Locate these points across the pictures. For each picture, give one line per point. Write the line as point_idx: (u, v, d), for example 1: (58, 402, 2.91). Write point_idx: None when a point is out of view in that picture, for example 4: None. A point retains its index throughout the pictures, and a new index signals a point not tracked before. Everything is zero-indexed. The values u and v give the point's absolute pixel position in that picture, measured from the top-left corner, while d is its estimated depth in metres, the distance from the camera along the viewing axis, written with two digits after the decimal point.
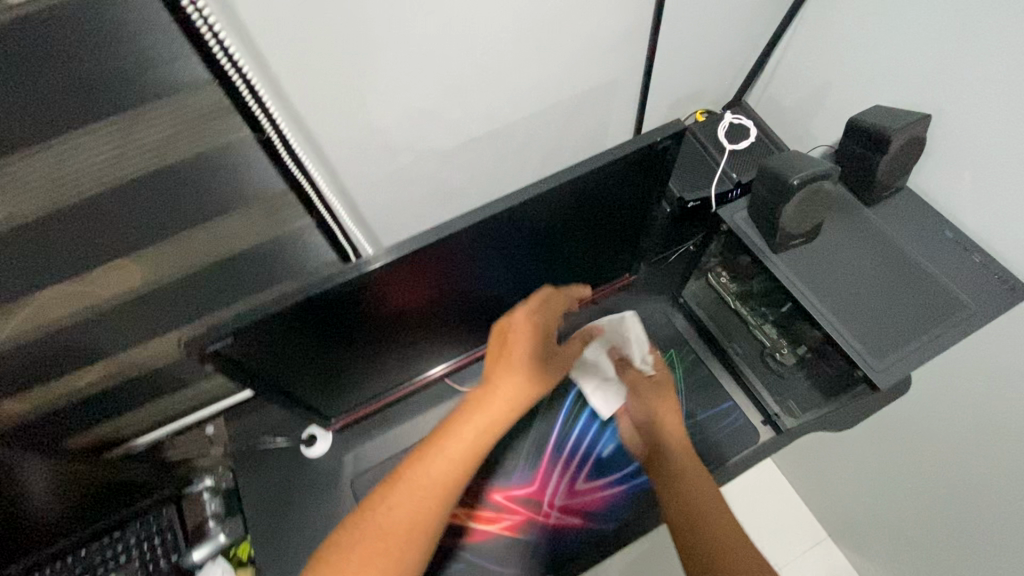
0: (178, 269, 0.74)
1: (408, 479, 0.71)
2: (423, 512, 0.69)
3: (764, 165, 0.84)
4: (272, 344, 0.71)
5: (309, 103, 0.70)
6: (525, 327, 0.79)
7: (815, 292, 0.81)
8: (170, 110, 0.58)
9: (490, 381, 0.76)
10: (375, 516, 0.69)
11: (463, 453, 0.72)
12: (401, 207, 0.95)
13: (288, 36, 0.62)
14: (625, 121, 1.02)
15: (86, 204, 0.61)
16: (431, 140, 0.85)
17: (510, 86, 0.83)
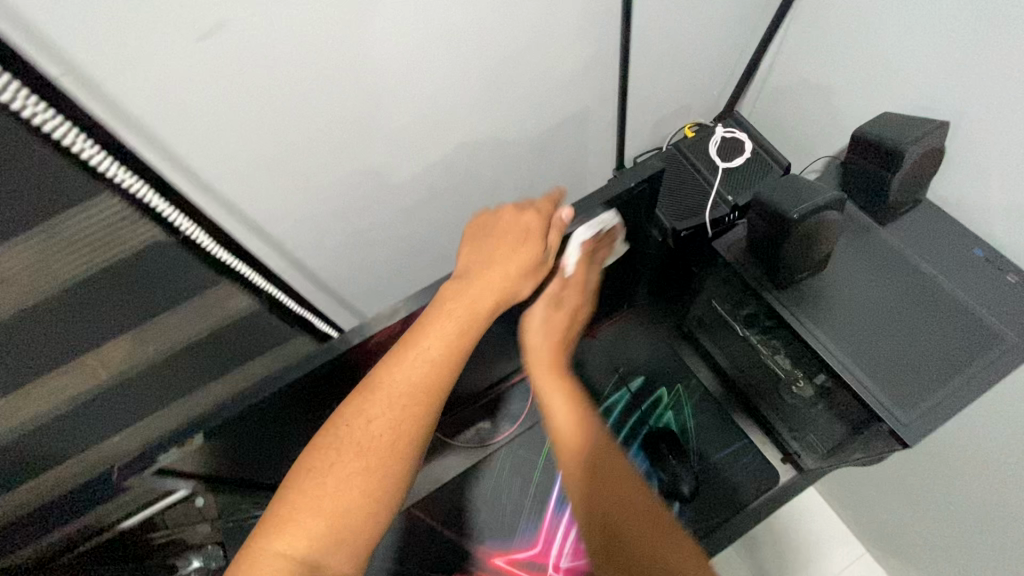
0: (151, 355, 0.74)
1: (379, 392, 0.56)
2: (407, 419, 0.56)
3: (761, 194, 0.73)
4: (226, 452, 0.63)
5: (231, 186, 0.65)
6: (527, 227, 0.64)
7: (823, 333, 0.72)
8: (90, 214, 0.57)
9: (475, 276, 0.62)
10: (344, 433, 0.55)
11: (449, 351, 0.58)
12: (371, 264, 0.88)
13: (191, 124, 0.57)
14: (606, 146, 0.95)
15: (29, 312, 0.60)
16: (390, 194, 0.78)
17: (469, 128, 0.76)
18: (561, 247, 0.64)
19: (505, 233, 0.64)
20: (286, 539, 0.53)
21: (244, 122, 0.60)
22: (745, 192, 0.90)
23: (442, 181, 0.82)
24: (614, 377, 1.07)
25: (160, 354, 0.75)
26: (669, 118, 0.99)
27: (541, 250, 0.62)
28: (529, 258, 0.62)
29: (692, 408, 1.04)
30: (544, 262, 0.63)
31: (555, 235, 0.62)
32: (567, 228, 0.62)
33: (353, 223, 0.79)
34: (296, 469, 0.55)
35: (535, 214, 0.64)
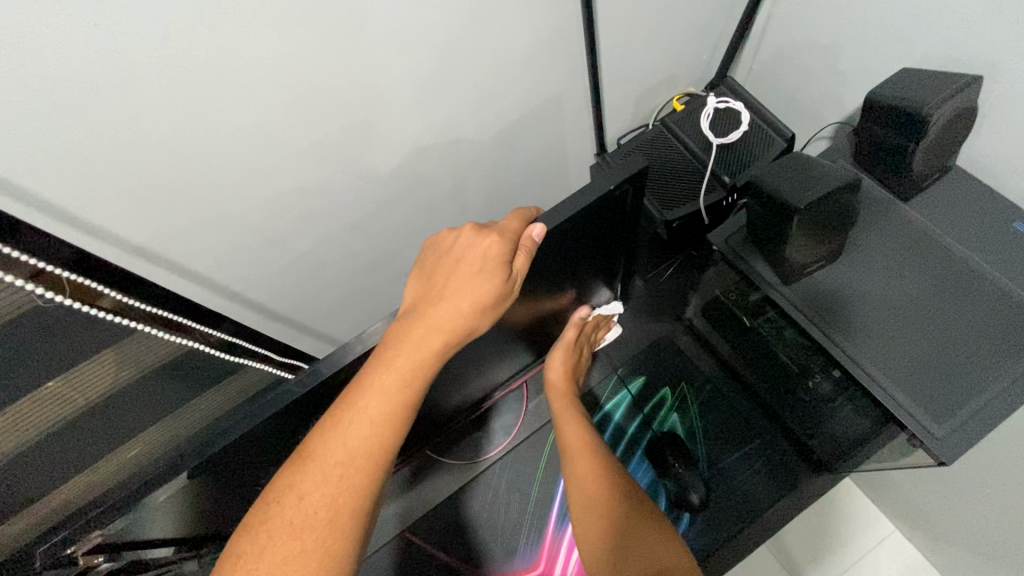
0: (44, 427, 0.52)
1: (321, 458, 0.55)
2: (345, 490, 0.55)
3: (759, 179, 0.63)
4: (190, 508, 0.58)
5: (136, 229, 0.57)
6: (483, 253, 0.57)
7: (839, 332, 0.63)
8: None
9: (424, 318, 0.58)
10: (276, 512, 0.54)
11: (387, 410, 0.56)
12: (331, 282, 0.80)
13: (64, 163, 0.48)
14: (583, 131, 0.86)
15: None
16: (336, 209, 0.69)
17: (417, 126, 0.67)
18: (523, 272, 0.57)
19: (457, 263, 0.59)
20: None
21: (134, 154, 0.51)
22: (744, 170, 0.79)
23: (395, 189, 0.73)
24: (613, 380, 0.98)
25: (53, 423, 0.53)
26: (652, 92, 0.88)
27: (499, 281, 0.56)
28: (478, 297, 0.57)
29: (699, 410, 0.96)
30: (502, 294, 0.58)
31: (522, 256, 0.56)
32: (535, 248, 0.55)
33: (298, 244, 0.70)
34: (227, 556, 0.53)
35: (495, 237, 0.57)
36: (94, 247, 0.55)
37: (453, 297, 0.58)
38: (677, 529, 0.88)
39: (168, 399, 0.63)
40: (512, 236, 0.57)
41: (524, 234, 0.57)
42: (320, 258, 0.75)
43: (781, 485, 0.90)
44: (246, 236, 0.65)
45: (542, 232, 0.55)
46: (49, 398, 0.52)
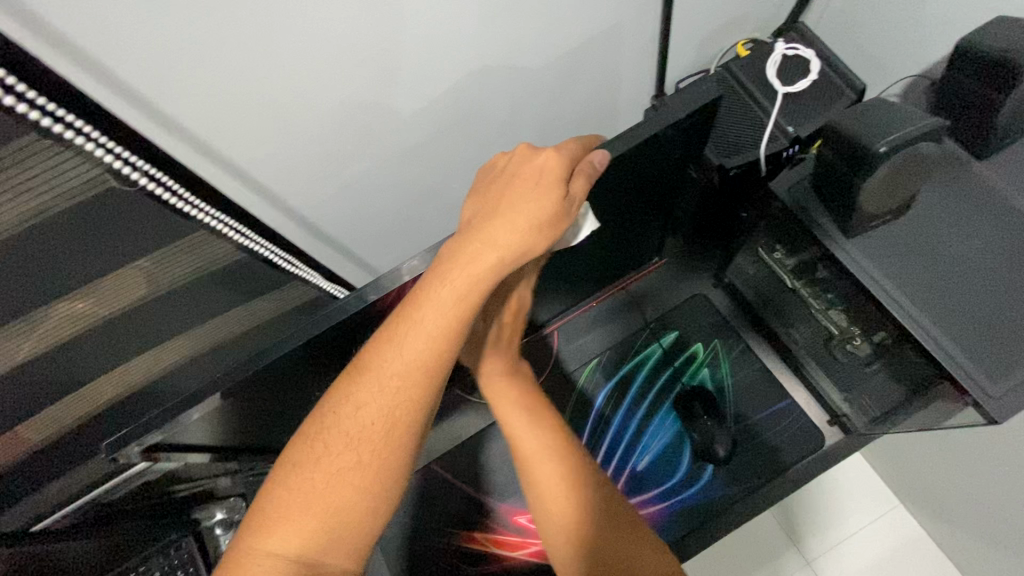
0: (120, 304, 0.58)
1: (377, 370, 0.53)
2: (399, 406, 0.53)
3: (835, 121, 0.61)
4: (240, 415, 0.61)
5: (209, 131, 0.55)
6: (541, 169, 0.55)
7: (901, 288, 0.62)
8: (81, 158, 0.47)
9: (479, 232, 0.54)
10: (333, 423, 0.54)
11: (441, 327, 0.53)
12: (378, 211, 0.79)
13: (139, 43, 0.45)
14: (644, 70, 0.82)
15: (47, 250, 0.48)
16: (393, 133, 0.68)
17: (482, 48, 0.64)
18: (582, 197, 0.55)
19: (515, 178, 0.56)
20: (278, 538, 0.53)
21: (212, 43, 0.48)
22: (809, 122, 0.77)
23: (451, 115, 0.70)
24: (643, 333, 0.99)
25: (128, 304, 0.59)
26: (721, 33, 0.84)
27: (558, 198, 0.54)
28: (534, 215, 0.54)
29: (731, 366, 0.97)
30: (561, 213, 0.54)
31: (580, 180, 0.54)
32: (596, 173, 0.54)
33: (354, 168, 0.70)
34: (286, 462, 0.55)
35: (552, 153, 0.55)
36: (161, 140, 0.54)
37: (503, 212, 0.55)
38: (700, 479, 0.90)
39: (225, 295, 0.68)
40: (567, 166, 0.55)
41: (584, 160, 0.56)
42: (372, 185, 0.74)
43: (807, 445, 0.91)
44: (305, 154, 0.64)
45: (606, 158, 0.55)
46: (118, 284, 0.56)
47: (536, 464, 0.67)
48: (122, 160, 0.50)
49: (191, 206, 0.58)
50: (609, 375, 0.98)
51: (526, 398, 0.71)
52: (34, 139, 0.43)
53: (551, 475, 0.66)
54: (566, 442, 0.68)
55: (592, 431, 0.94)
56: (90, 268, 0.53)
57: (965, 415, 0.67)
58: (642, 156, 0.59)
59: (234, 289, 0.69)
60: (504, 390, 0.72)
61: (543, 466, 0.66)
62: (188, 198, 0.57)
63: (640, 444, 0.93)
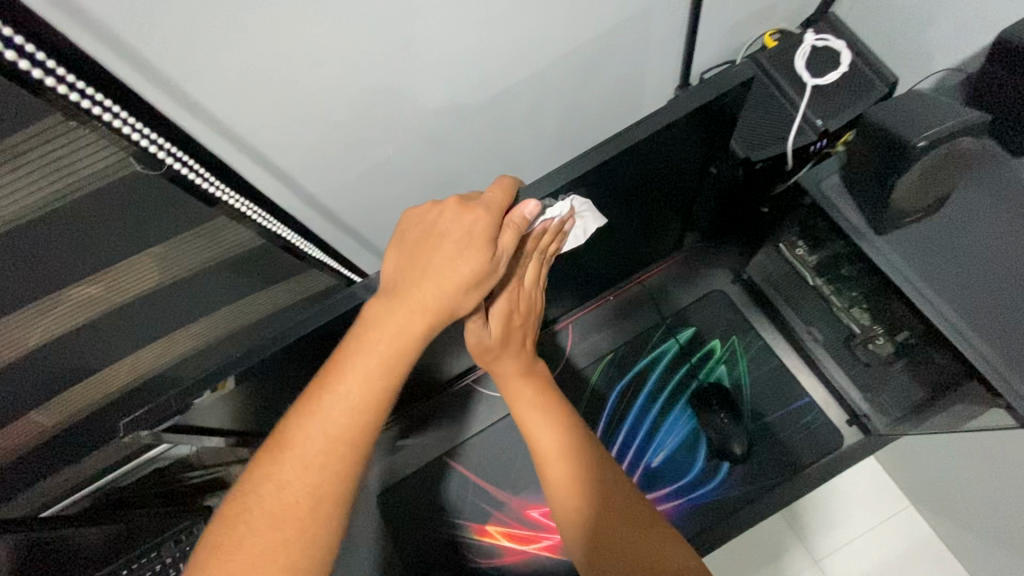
0: (144, 285, 0.59)
1: (298, 447, 0.49)
2: (323, 482, 0.49)
3: (870, 114, 0.60)
4: (251, 399, 0.61)
5: (234, 115, 0.55)
6: (467, 229, 0.51)
7: (934, 287, 0.60)
8: (107, 142, 0.47)
9: (402, 299, 0.51)
10: (250, 507, 0.48)
11: (366, 395, 0.50)
12: (396, 201, 0.79)
13: (164, 23, 0.44)
14: (669, 59, 0.80)
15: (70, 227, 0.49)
16: (416, 121, 0.67)
17: (508, 34, 0.62)
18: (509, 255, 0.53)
19: (438, 239, 0.52)
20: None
21: (239, 26, 0.47)
22: (838, 115, 0.75)
23: (473, 103, 0.69)
24: (660, 328, 0.98)
25: (154, 285, 0.60)
26: (750, 23, 0.82)
27: (485, 259, 0.51)
28: (458, 278, 0.51)
29: (748, 363, 0.96)
30: (486, 272, 0.52)
31: (510, 235, 0.52)
32: (527, 227, 0.51)
33: (375, 156, 0.69)
34: (202, 552, 0.48)
35: (481, 212, 0.51)
36: (188, 126, 0.52)
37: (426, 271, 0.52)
38: (715, 476, 0.89)
39: (245, 280, 0.68)
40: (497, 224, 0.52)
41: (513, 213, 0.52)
42: (392, 174, 0.73)
43: (824, 444, 0.91)
44: (327, 141, 0.63)
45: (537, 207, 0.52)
46: (135, 268, 0.57)
47: (552, 462, 0.66)
48: (149, 142, 0.49)
49: (217, 192, 0.58)
50: (625, 370, 0.97)
51: (543, 392, 0.71)
52: (58, 119, 0.43)
53: (566, 472, 0.65)
54: (582, 441, 0.68)
55: (606, 426, 0.94)
56: (114, 251, 0.54)
57: (989, 418, 0.65)
58: (670, 145, 0.57)
59: (255, 275, 0.69)
60: (521, 388, 0.71)
61: (558, 465, 0.66)
62: (210, 185, 0.57)
63: (655, 440, 0.92)
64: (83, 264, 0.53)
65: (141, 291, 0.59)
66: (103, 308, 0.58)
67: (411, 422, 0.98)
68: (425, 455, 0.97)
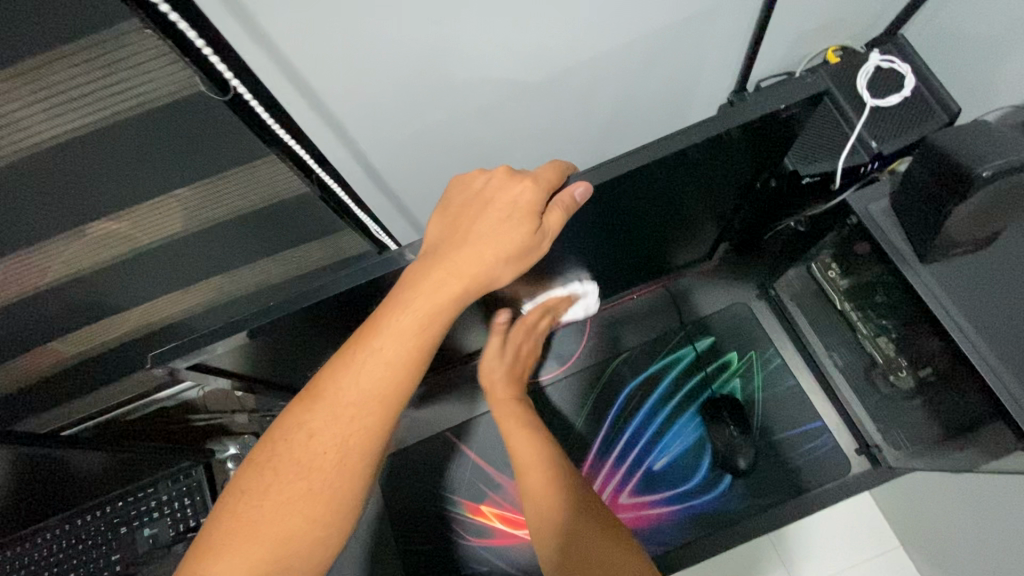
0: (186, 225, 0.64)
1: (332, 397, 0.49)
2: (354, 435, 0.49)
3: (936, 140, 0.60)
4: (273, 347, 0.60)
5: (304, 61, 0.54)
6: (514, 200, 0.51)
7: (976, 325, 0.59)
8: (171, 55, 0.46)
9: (441, 260, 0.50)
10: (282, 450, 0.49)
11: (402, 354, 0.49)
12: (438, 172, 0.78)
13: None
14: (730, 62, 0.79)
15: (135, 135, 0.51)
16: (470, 92, 0.66)
17: (577, 16, 0.61)
18: (555, 230, 0.51)
19: (479, 208, 0.52)
20: (220, 567, 0.48)
21: None
22: (895, 141, 0.74)
23: (530, 82, 0.68)
24: (679, 334, 0.98)
25: (196, 225, 0.64)
26: (817, 35, 0.80)
27: (528, 232, 0.50)
28: (499, 250, 0.50)
29: (764, 379, 0.95)
30: (529, 247, 0.51)
31: (556, 213, 0.50)
32: (574, 208, 0.50)
33: (423, 121, 0.68)
34: (234, 489, 0.50)
35: (528, 183, 0.50)
36: (254, 59, 0.52)
37: (466, 239, 0.51)
38: (715, 487, 0.89)
39: (283, 225, 0.69)
40: (543, 196, 0.50)
41: (562, 189, 0.51)
42: (439, 142, 0.72)
43: (830, 470, 0.90)
44: (381, 101, 0.62)
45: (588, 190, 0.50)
46: (176, 203, 0.60)
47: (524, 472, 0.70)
48: (223, 69, 0.49)
49: (281, 134, 0.58)
50: (639, 370, 0.96)
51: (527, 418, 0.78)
52: (136, 25, 0.43)
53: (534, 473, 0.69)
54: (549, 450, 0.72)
55: (613, 423, 0.94)
56: (163, 179, 0.56)
57: (999, 461, 0.65)
58: (723, 148, 0.55)
59: (292, 224, 0.70)
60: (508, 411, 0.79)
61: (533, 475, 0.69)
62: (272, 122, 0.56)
63: (661, 443, 0.92)
64: (138, 192, 0.57)
65: (182, 229, 0.64)
66: (145, 242, 0.63)
67: (420, 395, 0.98)
68: (432, 429, 0.97)
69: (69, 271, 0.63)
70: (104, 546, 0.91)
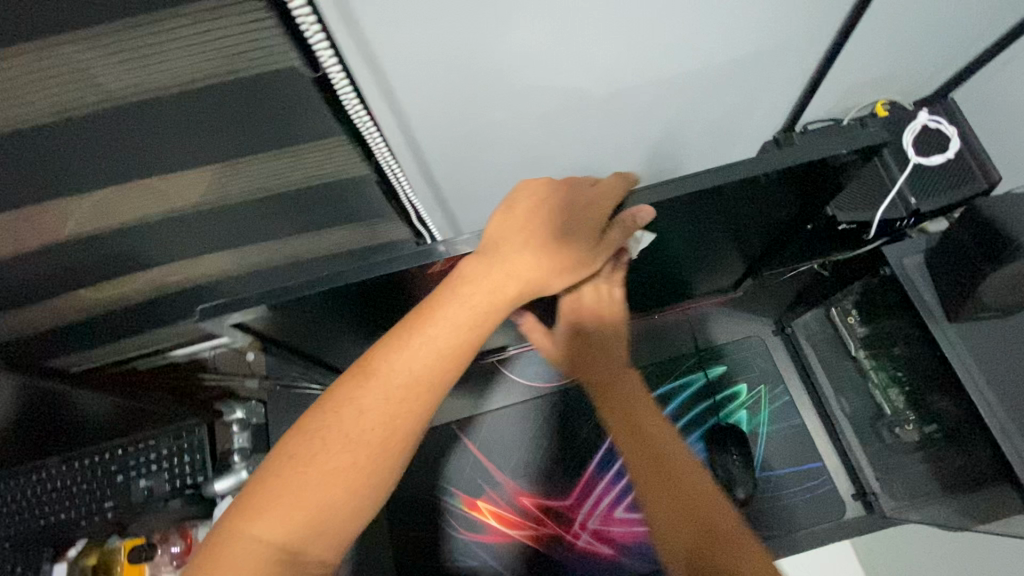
0: (246, 188, 0.67)
1: (386, 375, 0.50)
2: (405, 414, 0.50)
3: (981, 207, 0.62)
4: (306, 316, 0.61)
5: (391, 52, 0.54)
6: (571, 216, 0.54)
7: (995, 388, 0.61)
8: (277, 30, 0.47)
9: (502, 260, 0.53)
10: (332, 421, 0.49)
11: (456, 342, 0.52)
12: (484, 171, 0.79)
13: None
14: (783, 103, 0.81)
15: (226, 96, 0.53)
16: (535, 99, 0.68)
17: (650, 41, 0.63)
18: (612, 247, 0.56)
19: (540, 219, 0.56)
20: (262, 525, 0.46)
21: None
22: (933, 200, 0.76)
23: (592, 97, 0.70)
24: (692, 358, 0.99)
25: (257, 189, 0.68)
26: (871, 88, 0.82)
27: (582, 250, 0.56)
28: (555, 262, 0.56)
29: (770, 414, 0.96)
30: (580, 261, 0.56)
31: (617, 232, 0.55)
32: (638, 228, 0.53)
33: (484, 120, 0.69)
34: (274, 454, 0.49)
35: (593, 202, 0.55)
36: (341, 41, 0.51)
37: (525, 243, 0.55)
38: None
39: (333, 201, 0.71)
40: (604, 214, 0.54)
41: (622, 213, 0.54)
42: (494, 141, 0.74)
43: (824, 510, 0.92)
44: (451, 97, 0.63)
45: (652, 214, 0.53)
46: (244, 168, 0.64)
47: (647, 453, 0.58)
48: (316, 43, 0.50)
49: (352, 110, 0.59)
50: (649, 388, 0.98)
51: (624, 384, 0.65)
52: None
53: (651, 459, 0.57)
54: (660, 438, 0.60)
55: None
56: (235, 142, 0.59)
57: (998, 523, 0.67)
58: (777, 185, 0.57)
59: (340, 199, 0.73)
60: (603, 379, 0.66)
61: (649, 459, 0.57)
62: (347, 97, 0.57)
63: None
64: (213, 152, 0.60)
65: (245, 192, 0.68)
66: (207, 196, 0.67)
67: None
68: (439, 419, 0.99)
69: (134, 213, 0.67)
70: (99, 492, 0.92)
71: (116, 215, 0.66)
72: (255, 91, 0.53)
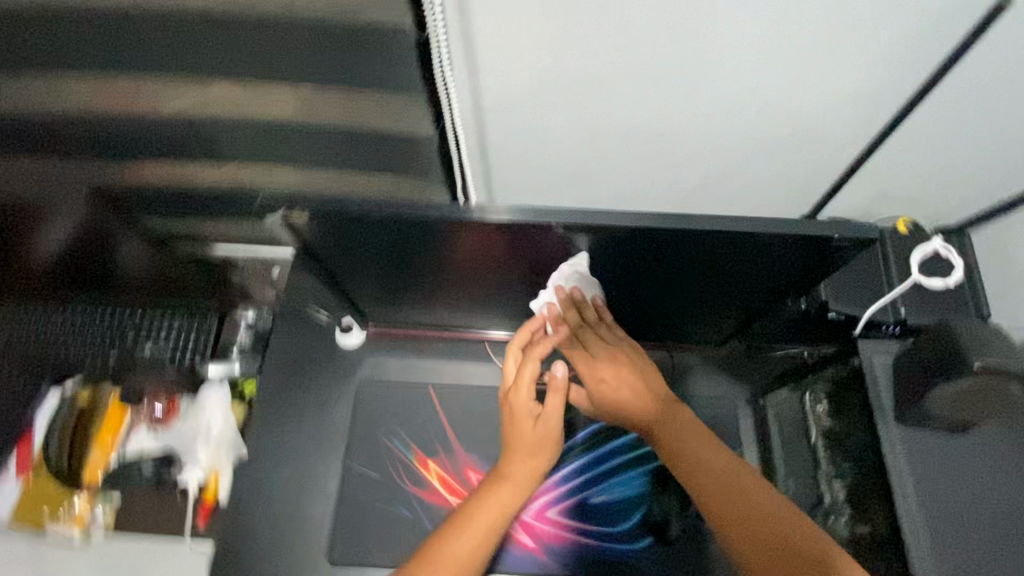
0: (329, 120, 0.78)
1: (469, 517, 0.69)
2: (485, 539, 0.67)
3: (948, 325, 0.67)
4: (335, 234, 0.69)
5: (487, 36, 0.64)
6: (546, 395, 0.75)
7: (914, 487, 0.67)
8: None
9: (518, 445, 0.74)
10: (435, 553, 0.65)
11: (516, 484, 0.72)
12: (526, 167, 0.87)
13: None
14: (810, 189, 0.88)
15: (341, 36, 0.64)
16: (593, 117, 0.76)
17: (704, 96, 0.71)
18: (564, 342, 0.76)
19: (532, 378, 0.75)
20: None
21: None
22: (919, 316, 0.81)
23: (641, 130, 0.78)
24: None
25: (337, 124, 0.79)
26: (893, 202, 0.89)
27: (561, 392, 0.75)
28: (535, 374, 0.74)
29: None
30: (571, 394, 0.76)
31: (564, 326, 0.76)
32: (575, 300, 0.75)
33: (543, 121, 0.78)
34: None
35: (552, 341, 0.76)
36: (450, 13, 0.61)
37: (529, 394, 0.75)
38: (635, 542, 0.95)
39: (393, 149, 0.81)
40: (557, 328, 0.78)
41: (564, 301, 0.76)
42: (545, 143, 0.82)
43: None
44: (521, 90, 0.72)
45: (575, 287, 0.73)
46: (335, 103, 0.75)
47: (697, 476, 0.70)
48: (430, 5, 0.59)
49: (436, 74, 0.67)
50: None
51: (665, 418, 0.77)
52: None
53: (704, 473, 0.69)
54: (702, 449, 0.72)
55: (571, 446, 1.00)
56: (333, 77, 0.70)
57: None
58: (773, 249, 0.64)
59: (399, 154, 0.84)
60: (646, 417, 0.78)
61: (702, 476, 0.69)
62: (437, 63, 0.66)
63: (605, 482, 0.98)
64: (313, 81, 0.71)
65: (328, 124, 0.79)
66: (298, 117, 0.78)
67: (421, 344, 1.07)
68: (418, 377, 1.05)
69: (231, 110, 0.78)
70: (111, 342, 1.03)
71: (215, 108, 0.77)
72: (365, 35, 0.64)
